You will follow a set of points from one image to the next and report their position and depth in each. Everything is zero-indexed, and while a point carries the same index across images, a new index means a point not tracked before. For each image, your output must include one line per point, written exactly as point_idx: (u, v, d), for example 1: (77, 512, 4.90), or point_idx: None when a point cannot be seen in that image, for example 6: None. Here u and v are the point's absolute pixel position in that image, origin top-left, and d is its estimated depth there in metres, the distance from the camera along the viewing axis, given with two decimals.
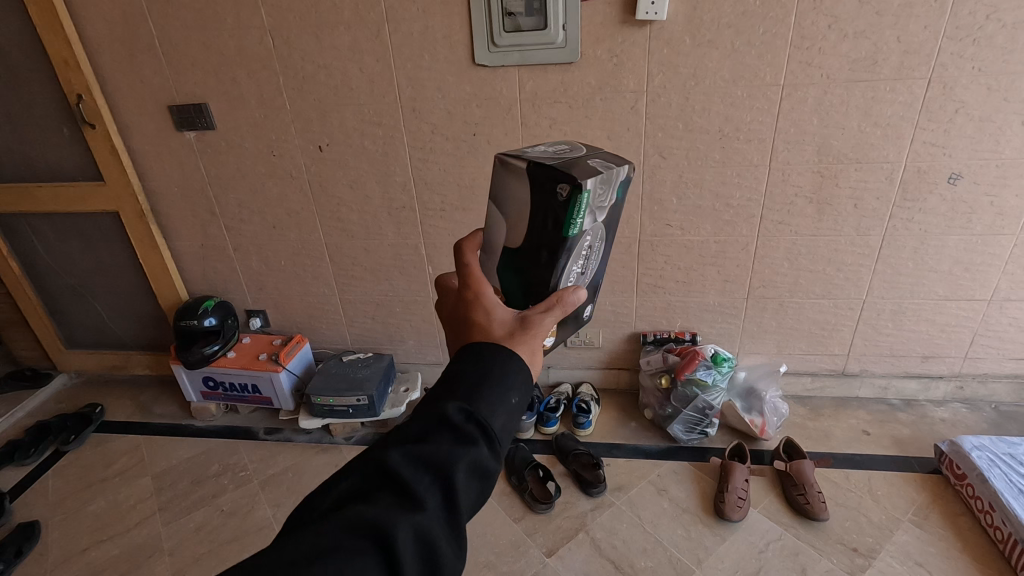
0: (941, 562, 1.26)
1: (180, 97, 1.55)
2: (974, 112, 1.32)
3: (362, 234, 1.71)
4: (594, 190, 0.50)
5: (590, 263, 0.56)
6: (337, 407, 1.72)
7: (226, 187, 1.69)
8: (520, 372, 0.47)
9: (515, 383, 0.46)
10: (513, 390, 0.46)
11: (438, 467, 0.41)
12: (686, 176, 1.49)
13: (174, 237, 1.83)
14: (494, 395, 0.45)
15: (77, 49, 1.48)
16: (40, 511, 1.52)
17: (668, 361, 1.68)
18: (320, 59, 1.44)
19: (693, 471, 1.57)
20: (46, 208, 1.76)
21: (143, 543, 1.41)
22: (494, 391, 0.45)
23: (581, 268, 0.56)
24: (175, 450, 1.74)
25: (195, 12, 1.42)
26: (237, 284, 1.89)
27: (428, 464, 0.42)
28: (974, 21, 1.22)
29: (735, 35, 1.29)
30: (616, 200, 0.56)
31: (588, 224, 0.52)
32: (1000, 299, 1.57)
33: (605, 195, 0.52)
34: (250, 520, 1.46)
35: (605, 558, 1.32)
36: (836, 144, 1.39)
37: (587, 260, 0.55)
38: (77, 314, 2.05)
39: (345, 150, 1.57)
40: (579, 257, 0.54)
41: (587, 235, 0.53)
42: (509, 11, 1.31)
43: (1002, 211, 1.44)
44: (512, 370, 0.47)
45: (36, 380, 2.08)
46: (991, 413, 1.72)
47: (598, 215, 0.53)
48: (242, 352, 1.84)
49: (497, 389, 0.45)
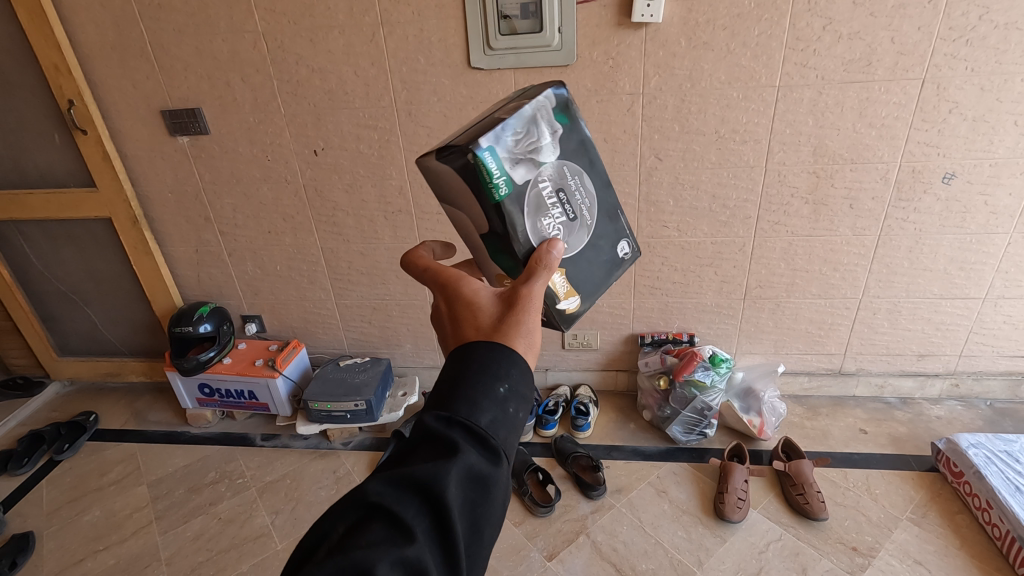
0: (940, 560, 1.27)
1: (172, 102, 1.54)
2: (967, 112, 1.32)
3: (358, 238, 1.70)
4: (495, 145, 0.55)
5: (558, 204, 0.60)
6: (335, 413, 1.70)
7: (220, 193, 1.68)
8: (518, 380, 0.49)
9: (513, 393, 0.48)
10: (499, 381, 0.48)
11: (428, 493, 0.42)
12: (682, 178, 1.49)
13: (167, 243, 1.81)
14: (487, 406, 0.46)
15: (67, 54, 1.47)
16: (34, 522, 1.50)
17: (666, 363, 1.69)
18: (314, 63, 1.43)
19: (692, 472, 1.57)
20: (37, 215, 1.74)
21: (140, 553, 1.40)
22: (478, 389, 0.47)
23: (553, 216, 0.59)
24: (171, 458, 1.72)
25: (188, 17, 1.41)
26: (232, 289, 1.88)
27: (415, 490, 0.43)
28: (967, 22, 1.23)
29: (730, 37, 1.29)
30: (551, 131, 0.60)
31: (516, 177, 0.56)
32: (994, 296, 1.58)
33: (515, 140, 0.56)
34: (249, 528, 1.45)
35: (606, 561, 1.31)
36: (831, 144, 1.40)
37: (552, 204, 0.59)
38: (70, 322, 2.03)
39: (340, 154, 1.56)
40: (547, 208, 0.59)
41: (533, 187, 0.57)
42: (505, 13, 1.31)
43: (996, 210, 1.44)
44: (513, 365, 0.49)
45: (28, 389, 2.06)
46: (986, 410, 1.73)
47: (526, 159, 0.57)
48: (238, 358, 1.82)
49: (491, 398, 0.47)
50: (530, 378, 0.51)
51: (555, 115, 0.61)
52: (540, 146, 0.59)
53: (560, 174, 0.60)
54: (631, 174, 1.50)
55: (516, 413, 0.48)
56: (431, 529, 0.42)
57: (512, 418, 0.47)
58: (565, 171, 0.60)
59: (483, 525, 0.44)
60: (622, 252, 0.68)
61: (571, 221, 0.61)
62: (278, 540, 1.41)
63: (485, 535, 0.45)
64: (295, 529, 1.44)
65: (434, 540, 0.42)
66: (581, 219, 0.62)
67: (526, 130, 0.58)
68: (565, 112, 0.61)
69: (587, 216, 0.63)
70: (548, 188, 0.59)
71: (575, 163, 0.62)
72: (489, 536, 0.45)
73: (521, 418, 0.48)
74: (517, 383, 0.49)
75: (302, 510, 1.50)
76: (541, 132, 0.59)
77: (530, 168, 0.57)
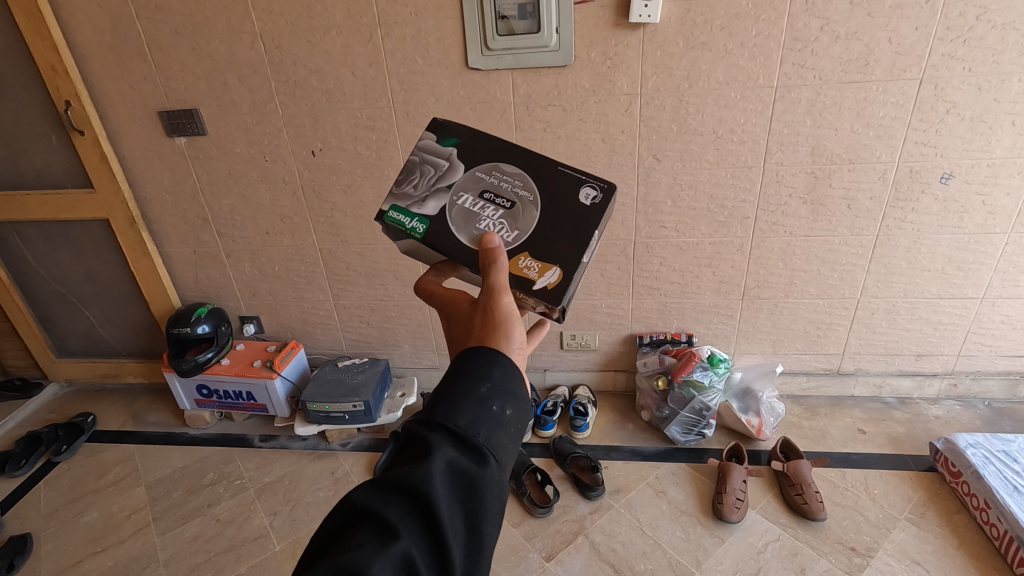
0: (938, 560, 1.27)
1: (170, 103, 1.54)
2: (964, 112, 1.32)
3: (356, 238, 1.70)
4: (399, 199, 0.75)
5: (488, 203, 0.73)
6: (333, 414, 1.70)
7: (218, 194, 1.67)
8: (500, 379, 0.50)
9: (495, 391, 0.49)
10: (484, 382, 0.49)
11: (411, 494, 0.42)
12: (680, 178, 1.49)
13: (165, 244, 1.81)
14: (467, 405, 0.47)
15: (65, 55, 1.46)
16: (32, 524, 1.50)
17: (664, 363, 1.69)
18: (312, 64, 1.43)
19: (690, 472, 1.57)
20: (35, 216, 1.74)
21: (138, 554, 1.39)
22: (461, 390, 0.48)
23: (487, 214, 0.72)
24: (169, 459, 1.72)
25: (185, 17, 1.41)
26: (230, 290, 1.88)
27: (400, 492, 0.43)
28: (964, 22, 1.23)
29: (727, 37, 1.29)
30: (442, 156, 0.77)
31: (429, 208, 0.74)
32: (992, 296, 1.59)
33: (416, 184, 0.75)
34: (247, 529, 1.45)
35: (605, 561, 1.31)
36: (829, 144, 1.40)
37: (478, 207, 0.73)
38: (68, 323, 2.02)
39: (338, 155, 1.56)
40: (477, 212, 0.72)
41: (452, 206, 0.73)
42: (502, 14, 1.31)
43: (994, 210, 1.45)
44: (496, 366, 0.51)
45: (26, 390, 2.05)
46: (984, 410, 1.73)
47: (433, 193, 0.74)
48: (236, 359, 1.81)
49: (470, 398, 0.48)
50: (516, 376, 0.51)
51: (442, 144, 0.78)
52: (441, 175, 0.76)
53: (473, 183, 0.74)
54: (629, 175, 1.50)
55: (501, 410, 0.48)
56: (420, 530, 0.42)
57: (497, 415, 0.48)
58: (475, 176, 0.75)
59: (478, 524, 0.44)
60: (586, 198, 0.73)
61: (509, 208, 0.72)
62: (276, 542, 1.41)
63: (482, 534, 0.44)
64: (294, 530, 1.44)
65: (424, 540, 0.42)
66: (521, 200, 0.73)
67: (423, 171, 0.76)
68: (450, 136, 0.79)
69: (522, 194, 0.73)
70: (467, 197, 0.73)
71: (480, 163, 0.76)
72: (488, 536, 0.44)
73: (508, 415, 0.49)
74: (501, 382, 0.50)
75: (300, 512, 1.49)
76: (435, 165, 0.76)
77: (442, 195, 0.74)
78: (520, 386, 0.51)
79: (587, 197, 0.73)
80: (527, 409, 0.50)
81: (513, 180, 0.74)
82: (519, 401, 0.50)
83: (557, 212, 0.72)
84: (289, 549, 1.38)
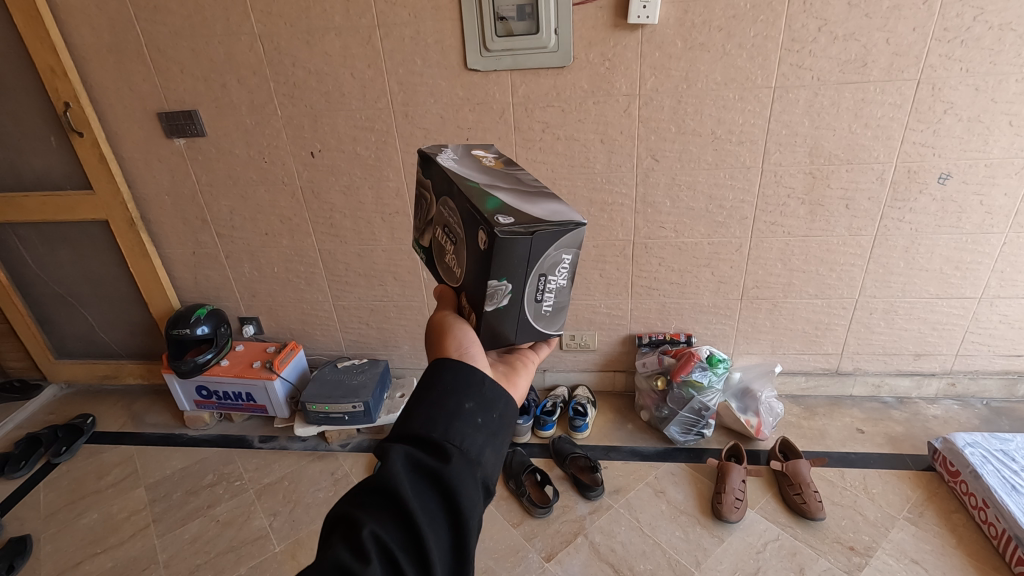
0: (937, 560, 1.27)
1: (169, 105, 1.54)
2: (962, 112, 1.33)
3: (355, 239, 1.70)
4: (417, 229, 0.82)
5: (444, 237, 0.71)
6: (333, 415, 1.70)
7: (217, 195, 1.67)
8: (450, 381, 0.57)
9: (446, 392, 0.56)
10: (439, 387, 0.56)
11: (381, 489, 0.49)
12: (679, 179, 1.49)
13: (164, 245, 1.81)
14: (425, 408, 0.54)
15: (64, 57, 1.46)
16: (32, 526, 1.50)
17: (663, 364, 1.69)
18: (311, 65, 1.43)
19: (690, 472, 1.57)
20: (34, 217, 1.73)
21: (138, 555, 1.39)
22: (421, 399, 0.56)
23: (447, 251, 0.70)
24: (168, 460, 1.72)
25: (184, 19, 1.41)
26: (229, 291, 1.88)
27: (378, 492, 0.50)
28: (962, 22, 1.23)
29: (726, 38, 1.30)
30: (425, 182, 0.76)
31: (426, 240, 0.79)
32: (990, 296, 1.59)
33: (421, 215, 0.79)
34: (247, 530, 1.45)
35: (604, 562, 1.31)
36: (827, 145, 1.40)
37: (444, 243, 0.71)
38: (67, 325, 2.02)
39: (337, 156, 1.56)
40: (444, 248, 0.72)
41: (436, 240, 0.74)
42: (500, 16, 1.31)
43: (992, 210, 1.45)
44: (447, 368, 0.58)
45: (25, 392, 2.05)
46: (982, 409, 1.74)
47: (427, 227, 0.77)
48: (236, 360, 1.81)
49: (424, 403, 0.55)
50: (468, 376, 0.58)
51: (427, 167, 0.76)
52: (428, 208, 0.76)
53: (439, 216, 0.72)
54: (628, 175, 1.50)
55: (455, 405, 0.55)
56: (396, 518, 0.49)
57: (453, 411, 0.54)
58: (440, 207, 0.71)
59: (450, 505, 0.50)
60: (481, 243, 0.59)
61: (454, 245, 0.68)
62: (276, 543, 1.41)
63: (456, 511, 0.50)
64: (294, 531, 1.44)
65: (400, 526, 0.48)
66: (458, 239, 0.66)
67: (421, 201, 0.79)
68: (428, 168, 0.75)
69: (457, 229, 0.66)
70: (439, 232, 0.72)
71: (437, 195, 0.71)
72: (462, 515, 0.50)
73: (464, 409, 0.55)
74: (456, 383, 0.57)
75: (300, 513, 1.50)
76: (424, 195, 0.77)
77: (428, 230, 0.77)
78: (475, 381, 0.57)
79: (484, 234, 0.58)
80: (486, 401, 0.56)
81: (453, 212, 0.67)
82: (475, 395, 0.56)
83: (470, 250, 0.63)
84: (288, 550, 1.38)
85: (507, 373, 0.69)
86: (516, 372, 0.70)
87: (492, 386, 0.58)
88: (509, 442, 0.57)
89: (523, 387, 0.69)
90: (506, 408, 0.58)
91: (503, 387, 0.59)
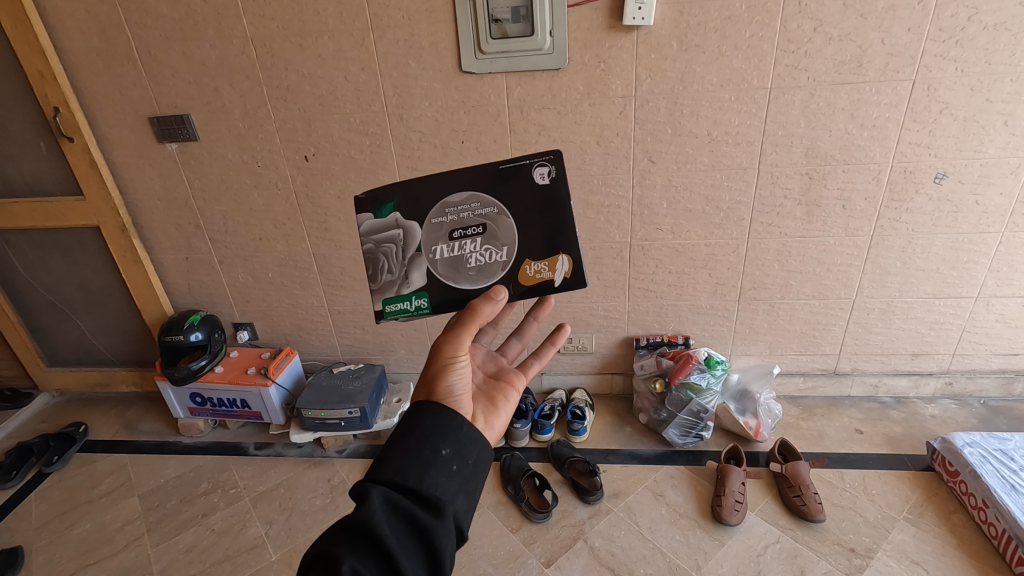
0: (938, 560, 1.27)
1: (160, 109, 1.52)
2: (958, 111, 1.33)
3: (350, 243, 1.69)
4: (386, 279, 0.76)
5: (462, 241, 0.74)
6: (329, 421, 1.68)
7: (210, 200, 1.66)
8: (428, 426, 0.60)
9: (424, 437, 0.59)
10: (420, 434, 0.59)
11: (360, 527, 0.52)
12: (675, 179, 1.49)
13: (157, 250, 1.79)
14: (404, 454, 0.57)
15: (52, 61, 1.44)
16: (23, 537, 1.47)
17: (662, 366, 1.68)
18: (304, 68, 1.42)
19: (689, 474, 1.57)
20: (23, 223, 1.71)
21: (132, 566, 1.37)
22: (402, 443, 0.59)
23: (474, 248, 0.74)
24: (162, 469, 1.70)
25: (175, 22, 1.39)
26: (223, 297, 1.86)
27: (357, 530, 0.52)
28: (956, 22, 1.23)
29: (722, 39, 1.29)
30: (390, 221, 0.74)
31: (417, 280, 0.76)
32: (986, 295, 1.59)
33: (391, 260, 0.75)
34: (242, 539, 1.43)
35: (605, 566, 1.30)
36: (824, 145, 1.40)
37: (461, 249, 0.74)
38: (59, 332, 2.00)
39: (331, 160, 1.55)
40: (462, 254, 0.74)
41: (436, 264, 0.75)
42: (496, 18, 1.30)
43: (987, 209, 1.45)
44: (425, 414, 0.62)
45: (16, 400, 2.02)
46: (979, 408, 1.74)
47: (411, 265, 0.75)
48: (230, 367, 1.80)
49: (403, 447, 0.58)
50: (445, 421, 0.61)
51: (384, 206, 0.74)
52: (405, 245, 0.74)
53: (436, 233, 0.74)
54: (625, 177, 1.49)
55: (431, 451, 0.58)
56: (373, 553, 0.51)
57: (428, 459, 0.57)
58: (436, 223, 0.74)
59: (428, 548, 0.53)
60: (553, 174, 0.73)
61: (484, 232, 0.74)
62: (272, 552, 1.39)
63: (432, 553, 0.52)
64: (290, 540, 1.42)
65: (378, 560, 0.51)
66: (490, 218, 0.74)
67: (385, 251, 0.75)
68: (381, 203, 0.74)
69: (486, 206, 0.73)
70: (442, 249, 0.74)
71: (426, 211, 0.74)
72: (438, 555, 0.52)
73: (440, 455, 0.58)
74: (437, 426, 0.60)
75: (296, 521, 1.48)
76: (392, 242, 0.74)
77: (419, 261, 0.75)
78: (452, 427, 0.61)
79: (542, 178, 0.73)
80: (461, 445, 0.60)
81: (468, 206, 0.73)
82: (452, 441, 0.60)
83: (528, 209, 0.74)
84: (285, 559, 1.36)
85: (487, 412, 0.72)
86: (493, 411, 0.73)
87: (468, 432, 0.61)
88: (483, 484, 0.60)
89: (501, 425, 0.72)
90: (480, 452, 0.61)
91: (477, 433, 0.62)
